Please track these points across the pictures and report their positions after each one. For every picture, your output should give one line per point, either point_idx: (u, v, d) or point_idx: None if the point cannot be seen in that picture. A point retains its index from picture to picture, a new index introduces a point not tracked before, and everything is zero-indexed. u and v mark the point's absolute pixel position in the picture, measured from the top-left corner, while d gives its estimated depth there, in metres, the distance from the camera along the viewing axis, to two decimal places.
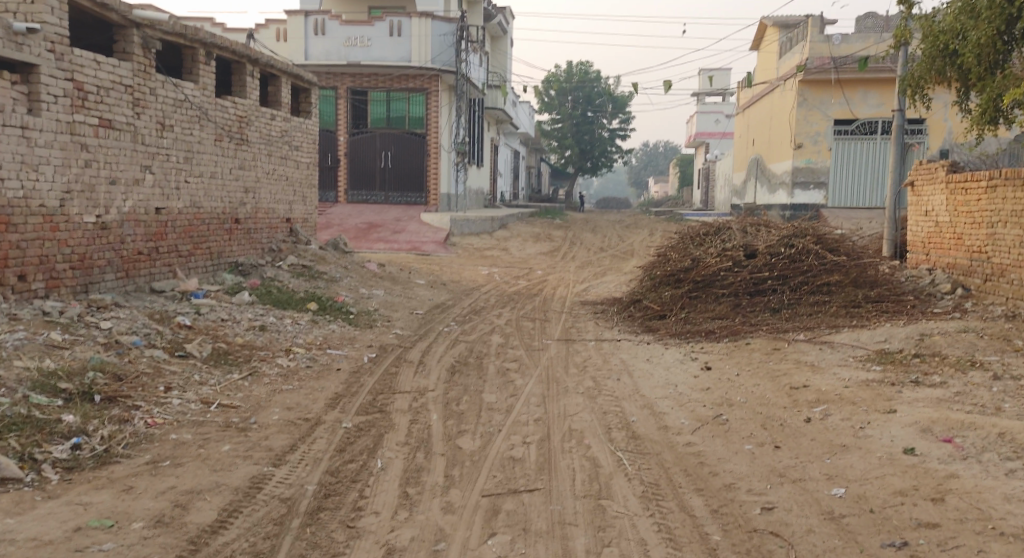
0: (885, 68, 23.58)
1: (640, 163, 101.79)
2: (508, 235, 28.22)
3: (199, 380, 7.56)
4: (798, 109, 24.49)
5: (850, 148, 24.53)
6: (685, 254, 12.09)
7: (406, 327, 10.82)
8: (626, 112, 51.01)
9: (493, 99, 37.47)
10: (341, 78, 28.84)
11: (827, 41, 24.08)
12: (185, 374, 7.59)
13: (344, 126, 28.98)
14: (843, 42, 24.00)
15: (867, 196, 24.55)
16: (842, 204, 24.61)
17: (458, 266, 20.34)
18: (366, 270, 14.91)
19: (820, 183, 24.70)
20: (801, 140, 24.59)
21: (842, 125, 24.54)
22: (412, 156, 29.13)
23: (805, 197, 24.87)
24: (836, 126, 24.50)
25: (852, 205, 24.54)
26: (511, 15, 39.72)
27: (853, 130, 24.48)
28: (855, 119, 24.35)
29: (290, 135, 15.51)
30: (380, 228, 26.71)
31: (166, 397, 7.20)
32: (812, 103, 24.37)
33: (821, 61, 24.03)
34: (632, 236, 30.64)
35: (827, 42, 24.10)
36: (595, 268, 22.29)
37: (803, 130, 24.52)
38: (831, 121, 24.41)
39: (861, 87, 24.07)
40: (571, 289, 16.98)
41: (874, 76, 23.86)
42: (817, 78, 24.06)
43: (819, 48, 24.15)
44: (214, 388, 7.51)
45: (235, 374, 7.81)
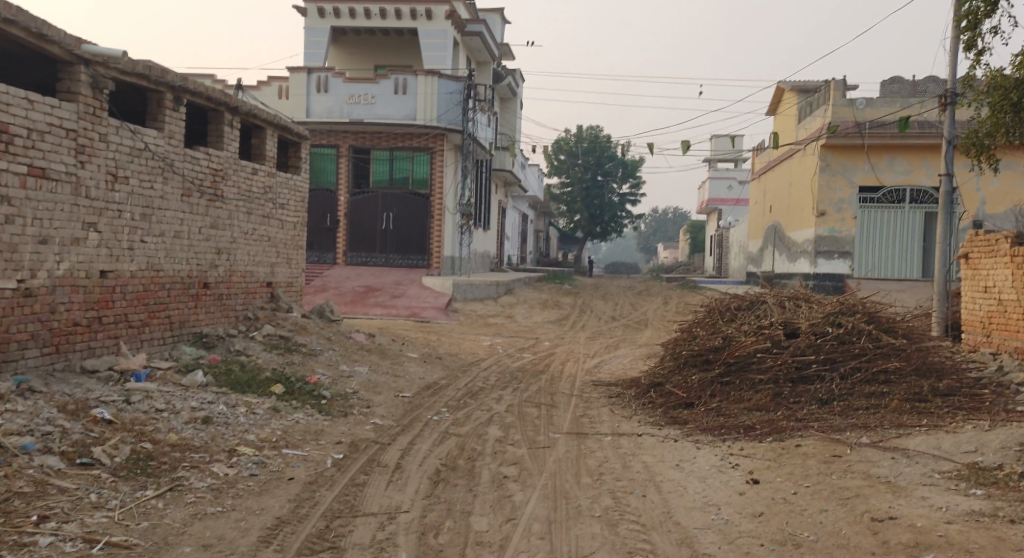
0: (915, 134, 22.04)
1: (649, 228, 100.77)
2: (515, 301, 26.69)
3: (94, 502, 5.94)
4: (821, 174, 22.99)
5: (877, 217, 22.93)
6: (713, 332, 10.64)
7: (388, 414, 9.17)
8: (637, 176, 49.86)
9: (500, 160, 36.32)
10: (342, 136, 27.62)
11: (851, 106, 22.65)
12: (78, 495, 5.98)
13: (345, 185, 27.66)
14: (869, 106, 22.58)
15: (897, 266, 22.87)
16: (869, 275, 22.94)
17: (459, 336, 18.76)
18: (353, 341, 13.33)
19: (844, 253, 23.11)
20: (824, 208, 23.07)
21: (868, 192, 23.01)
22: (414, 218, 27.68)
23: (829, 267, 23.21)
24: (861, 194, 22.98)
25: (879, 277, 22.87)
26: (521, 77, 38.74)
27: (880, 198, 22.90)
28: (881, 185, 22.77)
29: (274, 192, 14.00)
30: (378, 292, 25.21)
31: (33, 534, 5.55)
32: (835, 169, 22.89)
33: (846, 125, 22.48)
34: (646, 304, 29.04)
35: (851, 106, 22.67)
36: (607, 340, 20.68)
37: (825, 197, 23.03)
38: (856, 187, 22.92)
39: (889, 153, 22.55)
40: (582, 365, 15.33)
41: (903, 143, 22.30)
42: (843, 142, 22.48)
43: (843, 111, 22.70)
44: (112, 513, 5.88)
45: (148, 491, 6.18)
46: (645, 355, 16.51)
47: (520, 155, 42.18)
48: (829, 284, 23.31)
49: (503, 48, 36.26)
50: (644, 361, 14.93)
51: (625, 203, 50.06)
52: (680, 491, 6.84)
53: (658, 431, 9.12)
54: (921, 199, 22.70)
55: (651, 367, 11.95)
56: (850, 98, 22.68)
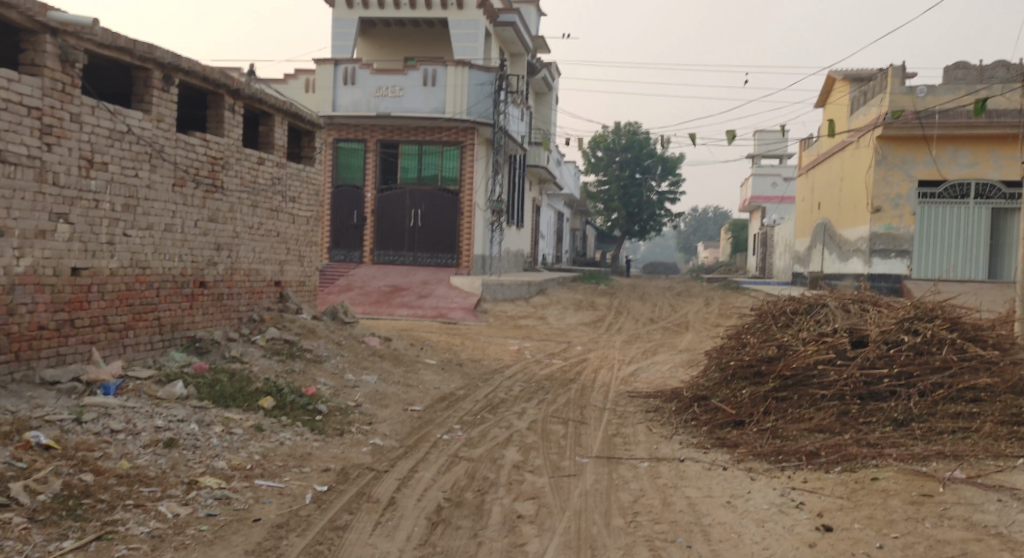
0: (982, 123, 20.61)
1: (688, 228, 98.93)
2: (547, 302, 25.53)
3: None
4: (876, 168, 21.56)
5: (938, 213, 21.47)
6: (766, 339, 9.58)
7: (393, 433, 8.05)
8: (677, 174, 48.40)
9: (536, 156, 35.14)
10: (370, 131, 26.60)
11: (910, 94, 21.05)
12: None
13: (372, 181, 26.62)
14: (930, 94, 21.00)
15: (959, 266, 21.43)
16: (928, 275, 21.50)
17: (486, 340, 17.64)
18: (365, 345, 12.23)
19: (902, 252, 21.67)
20: (880, 204, 21.64)
21: (928, 187, 21.58)
22: (444, 215, 26.57)
23: (885, 267, 21.78)
24: (920, 188, 21.53)
25: (938, 276, 21.43)
26: (557, 71, 37.51)
27: (941, 193, 21.47)
28: (944, 180, 21.34)
29: (284, 184, 12.91)
30: (404, 291, 24.16)
31: None
32: (892, 162, 21.47)
33: (905, 114, 21.03)
34: (685, 305, 27.69)
35: (910, 94, 21.07)
36: (645, 344, 19.42)
37: (882, 192, 21.59)
38: (915, 182, 21.47)
39: (952, 144, 21.16)
40: (616, 373, 14.09)
41: (967, 133, 20.88)
42: (901, 132, 21.06)
43: (902, 100, 21.09)
44: None
45: (67, 542, 5.19)
46: (685, 363, 15.25)
47: (556, 151, 40.91)
48: (885, 286, 21.87)
49: (538, 41, 35.05)
50: (683, 371, 13.64)
51: (664, 201, 48.59)
52: (737, 552, 5.70)
53: (708, 455, 8.04)
54: (987, 193, 21.26)
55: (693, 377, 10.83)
56: (910, 86, 21.09)
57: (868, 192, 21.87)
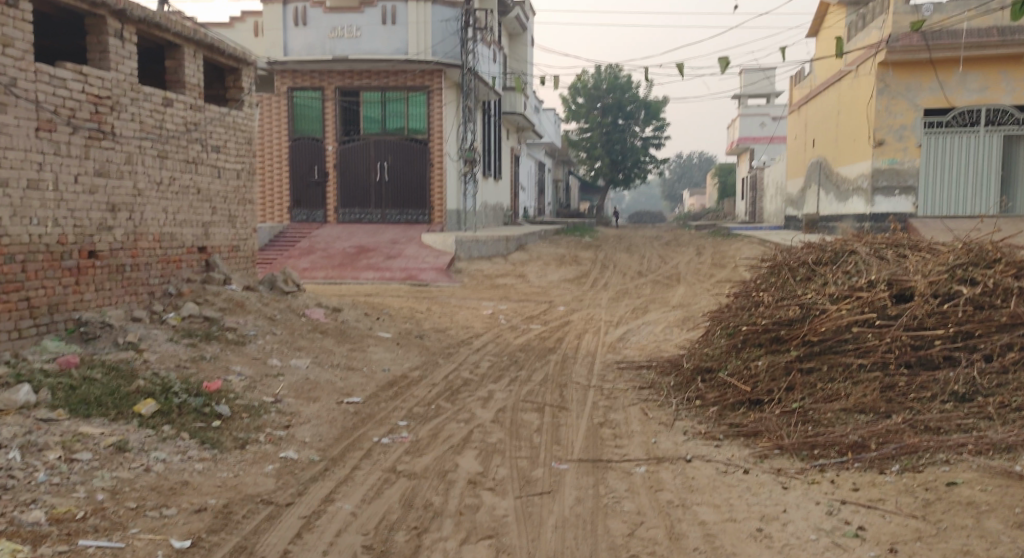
0: (992, 43, 18.69)
1: (673, 176, 97.07)
2: (527, 258, 23.65)
3: None
4: (878, 97, 19.67)
5: (947, 144, 19.62)
6: (783, 298, 7.89)
7: (318, 437, 6.32)
8: (660, 118, 46.44)
9: (511, 102, 33.02)
10: (328, 77, 24.37)
11: (915, 13, 19.17)
12: None
13: (333, 132, 24.50)
14: (936, 12, 19.17)
15: (969, 201, 19.63)
16: (935, 213, 19.72)
17: (457, 304, 15.83)
18: (306, 319, 10.37)
19: (906, 188, 19.88)
20: (883, 136, 19.76)
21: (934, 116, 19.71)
22: (411, 167, 24.57)
23: (888, 205, 20.02)
24: (927, 117, 19.66)
25: (947, 214, 19.73)
26: (530, 12, 35.46)
27: (949, 122, 19.59)
28: (951, 107, 19.46)
29: (201, 130, 11.02)
30: (371, 252, 22.26)
31: None
32: (896, 90, 19.58)
33: (907, 37, 19.04)
34: (677, 256, 25.84)
35: (915, 14, 19.17)
36: (633, 301, 17.66)
37: (885, 123, 19.71)
38: (920, 111, 19.59)
39: (959, 68, 19.28)
40: (603, 339, 12.27)
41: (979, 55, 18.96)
42: (904, 58, 19.15)
43: (905, 20, 19.17)
44: None
45: None
46: (682, 324, 13.44)
47: (534, 96, 38.97)
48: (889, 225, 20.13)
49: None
50: (680, 337, 11.82)
51: (648, 147, 46.53)
52: None
53: (721, 450, 6.32)
54: (998, 120, 19.40)
55: (693, 346, 9.08)
56: (914, 5, 19.21)
57: (869, 124, 19.98)
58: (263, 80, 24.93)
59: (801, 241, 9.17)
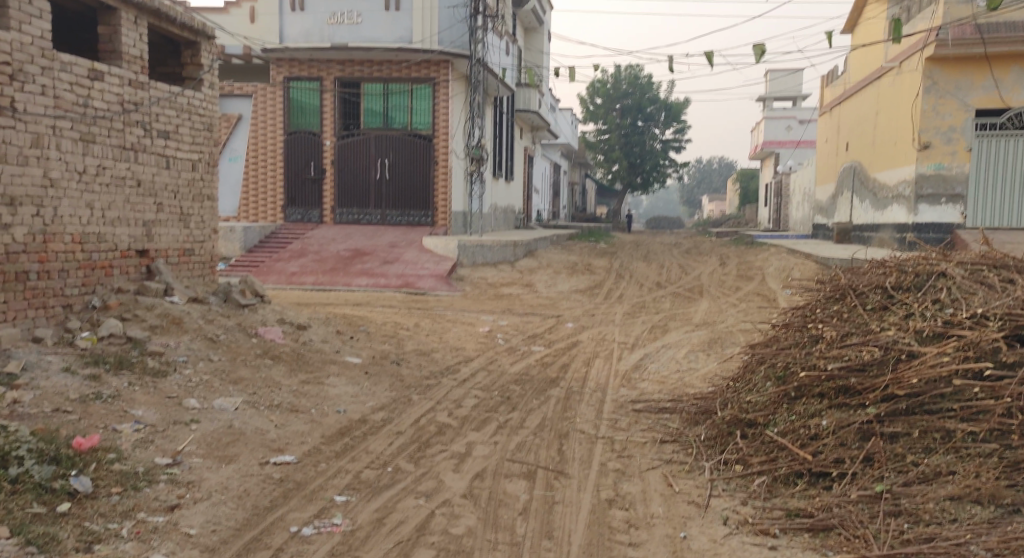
0: None
1: (692, 181, 95.27)
2: (537, 265, 21.85)
3: None
4: (926, 94, 17.75)
5: (1002, 149, 17.70)
6: (849, 331, 6.47)
7: (210, 523, 5.53)
8: (681, 120, 44.67)
9: (524, 98, 31.25)
10: (328, 66, 22.60)
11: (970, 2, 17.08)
12: None
13: (331, 126, 22.73)
14: None
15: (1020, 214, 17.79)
16: (986, 225, 17.83)
17: (452, 319, 14.08)
18: (258, 339, 8.51)
19: (954, 197, 17.93)
20: (928, 139, 17.85)
21: (985, 118, 17.80)
22: (415, 165, 22.74)
23: (933, 215, 18.02)
24: (977, 120, 17.75)
25: (1000, 226, 17.80)
26: (546, 6, 33.68)
27: (1003, 124, 17.71)
28: (1007, 108, 17.56)
29: (146, 111, 9.38)
30: (367, 256, 20.51)
31: None
32: (945, 88, 17.66)
33: (960, 29, 17.10)
34: (698, 266, 23.98)
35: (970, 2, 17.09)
36: (650, 318, 15.92)
37: (932, 124, 17.79)
38: (972, 111, 17.66)
39: (1016, 64, 17.37)
40: (615, 370, 10.45)
41: None
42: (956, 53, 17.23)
43: (959, 10, 17.12)
44: None
45: None
46: (708, 356, 11.60)
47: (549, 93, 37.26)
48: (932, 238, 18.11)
49: None
50: (708, 373, 9.98)
51: (668, 150, 44.71)
52: None
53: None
54: None
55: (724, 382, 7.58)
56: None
57: (914, 124, 18.08)
58: (232, 67, 23.70)
59: (867, 258, 7.57)
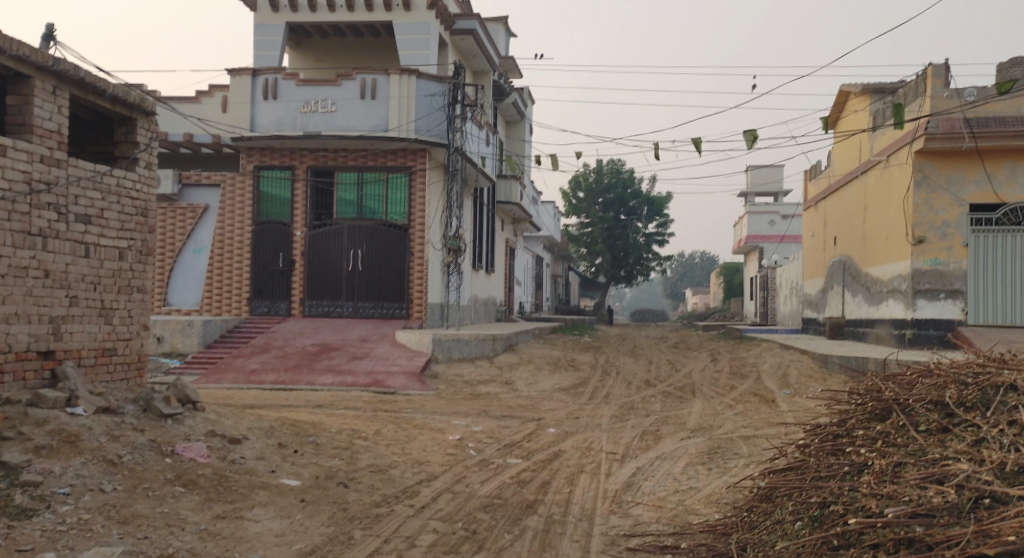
0: None
1: (675, 274, 94.79)
2: (517, 361, 20.43)
3: None
4: (918, 189, 19.45)
5: (993, 243, 19.28)
6: (906, 460, 5.57)
7: None
8: (664, 214, 43.96)
9: (505, 190, 30.28)
10: (300, 155, 21.31)
11: (955, 98, 18.89)
12: None
13: (303, 216, 21.22)
14: (978, 97, 18.92)
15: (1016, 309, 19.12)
16: (985, 321, 19.15)
17: (420, 425, 12.58)
18: (171, 459, 7.15)
19: (952, 292, 19.33)
20: (923, 234, 19.40)
21: (979, 214, 19.44)
22: (391, 257, 21.23)
23: (933, 310, 19.39)
24: (971, 214, 19.39)
25: (998, 321, 19.14)
26: (530, 97, 33.10)
27: (998, 219, 19.36)
28: (1000, 203, 19.28)
29: (59, 192, 8.18)
30: (335, 351, 19.06)
31: None
32: (936, 182, 19.39)
33: (947, 123, 18.92)
34: (689, 363, 22.62)
35: (957, 98, 18.88)
36: (639, 422, 14.48)
37: (925, 219, 19.40)
38: (965, 206, 19.33)
39: (1007, 161, 19.22)
40: (604, 491, 8.98)
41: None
42: (943, 146, 18.99)
43: (947, 105, 18.94)
44: None
45: None
46: (708, 473, 10.14)
47: (531, 185, 36.41)
48: (933, 333, 19.44)
49: (507, 63, 30.44)
50: (713, 499, 8.53)
51: (652, 243, 43.83)
52: None
53: None
54: None
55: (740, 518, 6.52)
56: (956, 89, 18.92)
57: (907, 219, 19.65)
58: (196, 156, 22.33)
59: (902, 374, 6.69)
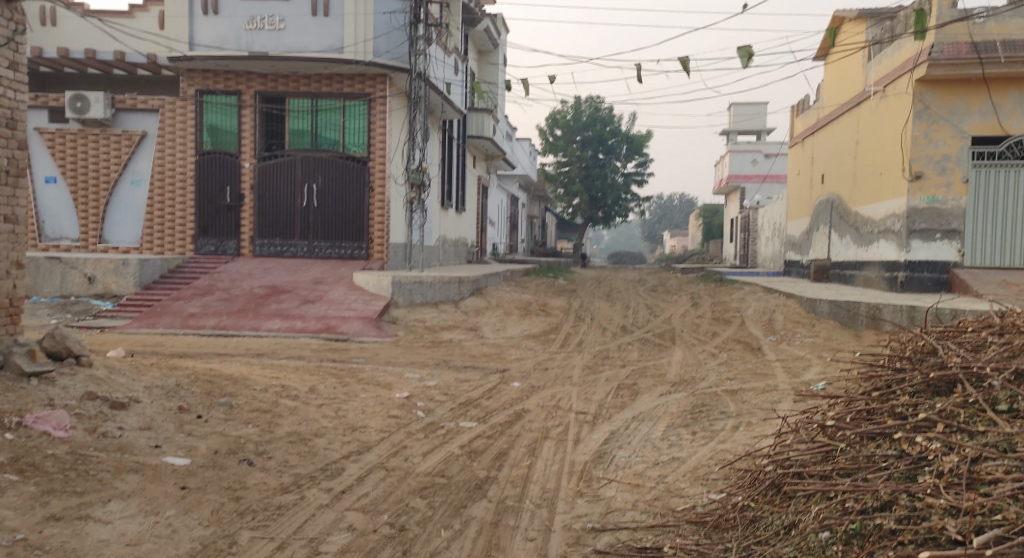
0: None
1: (653, 217, 93.55)
2: (485, 305, 18.92)
3: None
4: (917, 120, 17.89)
5: (994, 179, 17.83)
6: (985, 455, 5.49)
7: None
8: (644, 153, 42.32)
9: (478, 123, 28.48)
10: (248, 79, 19.40)
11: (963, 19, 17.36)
12: None
13: (252, 146, 19.44)
14: (988, 20, 17.40)
15: (1013, 251, 17.85)
16: (981, 263, 17.89)
17: (366, 379, 11.09)
18: (13, 435, 6.59)
19: (948, 232, 17.98)
20: (920, 169, 17.92)
21: (982, 147, 17.95)
22: (348, 191, 19.53)
23: (928, 252, 18.09)
24: (974, 147, 17.89)
25: (995, 264, 17.88)
26: (505, 24, 31.17)
27: (1002, 152, 17.84)
28: (1005, 136, 17.73)
29: None
30: (286, 293, 17.48)
31: None
32: (937, 113, 17.83)
33: (953, 48, 17.29)
34: (668, 308, 21.23)
35: (965, 19, 17.35)
36: (614, 374, 13.07)
37: (922, 155, 17.90)
38: (967, 139, 17.83)
39: (1013, 88, 17.61)
40: (572, 464, 7.57)
41: None
42: (948, 73, 17.38)
43: (954, 27, 17.34)
44: None
45: None
46: (693, 439, 8.75)
47: (505, 119, 34.60)
48: (929, 275, 18.18)
49: None
50: (700, 476, 7.23)
51: (631, 183, 42.28)
52: None
53: None
54: None
55: (736, 513, 6.14)
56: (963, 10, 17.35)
57: (904, 153, 18.14)
58: (131, 77, 20.29)
59: (962, 337, 6.69)
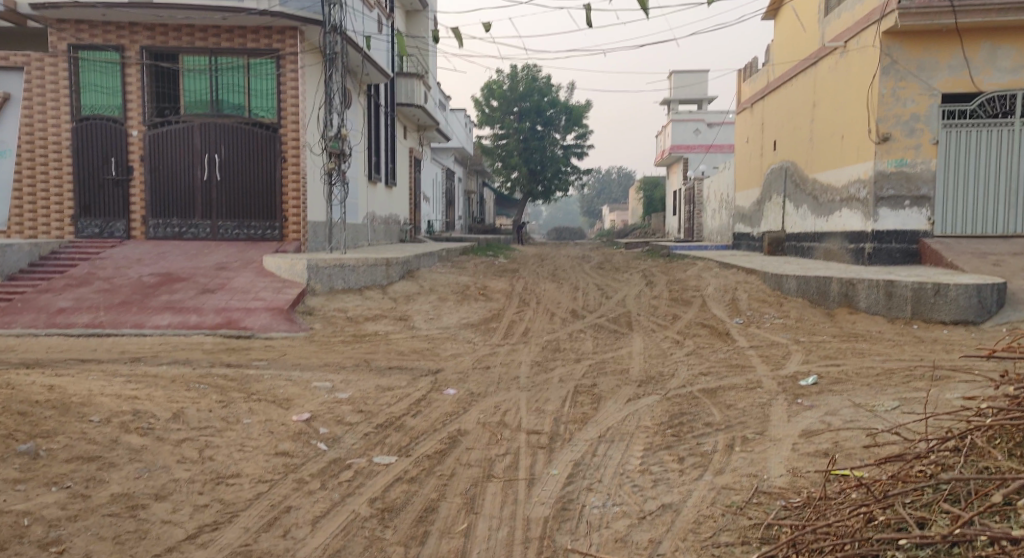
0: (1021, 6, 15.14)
1: (591, 192, 91.96)
2: (416, 291, 16.58)
3: None
4: (884, 76, 15.96)
5: (965, 140, 15.95)
6: None
7: None
8: (583, 124, 40.25)
9: (407, 90, 26.04)
10: (132, 33, 16.72)
11: None
12: None
13: (140, 111, 16.82)
14: None
15: (984, 217, 16.06)
16: (951, 232, 16.09)
17: (259, 393, 8.75)
18: None
19: (918, 199, 16.13)
20: (888, 130, 16.03)
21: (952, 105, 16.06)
22: (251, 163, 17.01)
23: (896, 221, 16.25)
24: (943, 106, 16.01)
25: (965, 233, 16.08)
26: None
27: (974, 111, 15.98)
28: (976, 93, 15.91)
29: None
30: (182, 281, 14.98)
31: None
32: (905, 67, 15.91)
33: None
34: (620, 288, 19.20)
35: None
36: (568, 372, 10.90)
37: (891, 114, 15.98)
38: (937, 96, 15.95)
39: (987, 39, 15.80)
40: (527, 524, 6.15)
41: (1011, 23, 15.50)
42: (920, 23, 15.43)
43: None
44: None
45: None
46: (682, 471, 6.77)
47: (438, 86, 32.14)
48: (896, 246, 16.33)
49: None
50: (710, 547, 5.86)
51: (570, 156, 40.23)
52: None
53: None
54: None
55: None
56: None
57: (870, 112, 16.22)
58: None
59: None
